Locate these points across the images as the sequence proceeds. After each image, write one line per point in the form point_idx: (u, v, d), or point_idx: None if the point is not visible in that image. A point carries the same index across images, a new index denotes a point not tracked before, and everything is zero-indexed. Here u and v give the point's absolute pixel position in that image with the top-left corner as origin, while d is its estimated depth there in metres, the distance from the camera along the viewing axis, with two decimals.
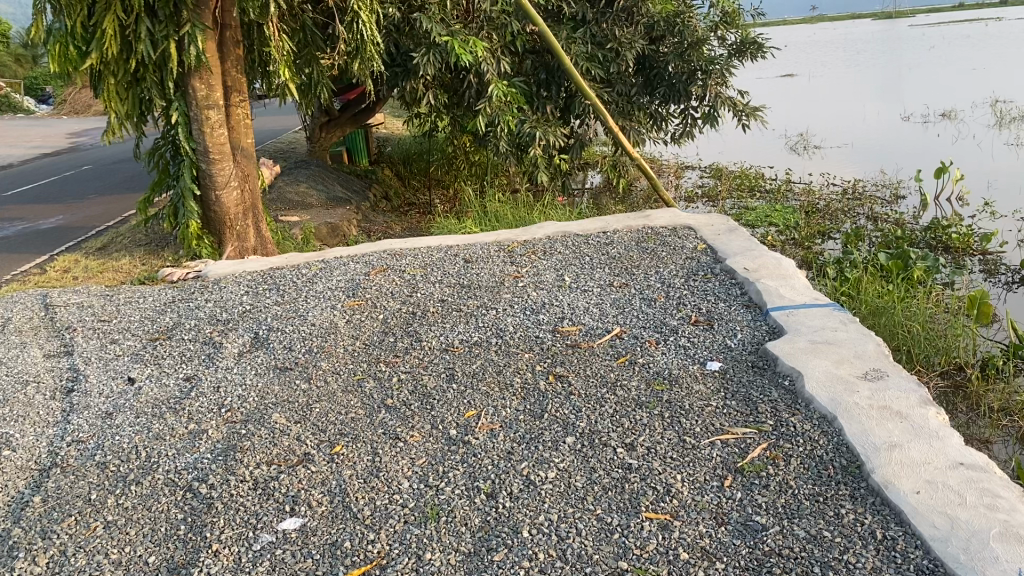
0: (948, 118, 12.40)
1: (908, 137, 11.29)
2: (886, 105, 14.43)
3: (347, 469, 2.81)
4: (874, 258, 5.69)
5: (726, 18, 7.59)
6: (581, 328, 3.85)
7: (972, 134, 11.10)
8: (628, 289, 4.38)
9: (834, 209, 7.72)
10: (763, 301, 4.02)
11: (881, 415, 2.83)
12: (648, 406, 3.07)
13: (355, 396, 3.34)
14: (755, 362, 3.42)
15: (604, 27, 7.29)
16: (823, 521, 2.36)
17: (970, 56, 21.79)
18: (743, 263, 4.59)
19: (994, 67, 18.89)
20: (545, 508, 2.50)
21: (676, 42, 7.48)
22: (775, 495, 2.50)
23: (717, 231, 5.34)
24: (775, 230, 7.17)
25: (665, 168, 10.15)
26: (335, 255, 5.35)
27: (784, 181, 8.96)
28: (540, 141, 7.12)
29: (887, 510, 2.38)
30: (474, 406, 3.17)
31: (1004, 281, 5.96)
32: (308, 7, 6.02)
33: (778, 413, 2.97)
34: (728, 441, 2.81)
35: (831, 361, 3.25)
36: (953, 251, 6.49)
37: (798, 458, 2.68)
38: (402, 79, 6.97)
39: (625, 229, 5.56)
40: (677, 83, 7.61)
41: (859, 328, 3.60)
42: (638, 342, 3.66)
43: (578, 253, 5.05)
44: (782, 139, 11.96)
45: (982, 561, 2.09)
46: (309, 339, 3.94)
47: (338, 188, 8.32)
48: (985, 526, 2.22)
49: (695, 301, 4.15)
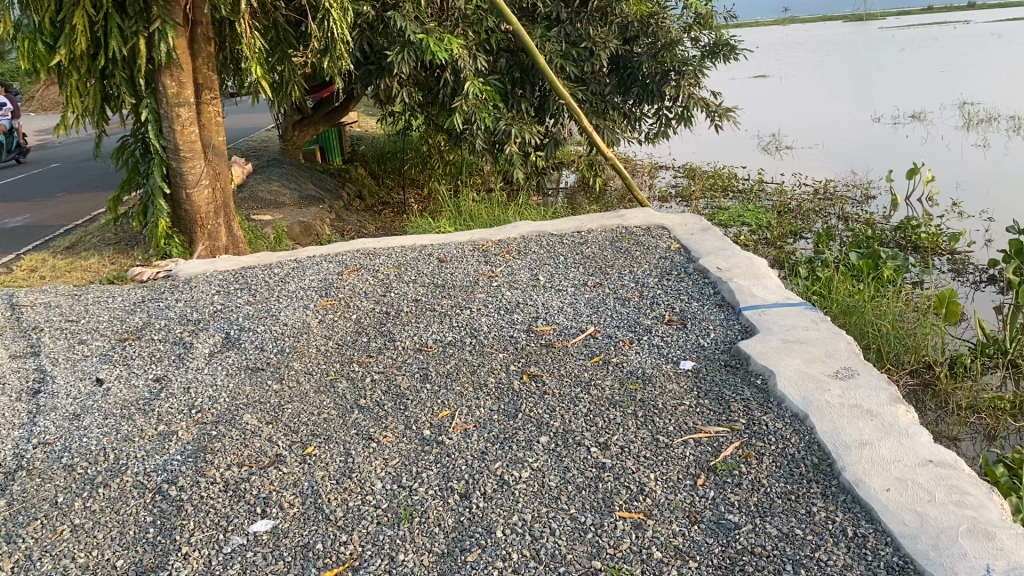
0: (917, 120, 12.55)
1: (879, 139, 11.41)
2: (856, 107, 14.60)
3: (319, 470, 2.79)
4: (844, 258, 5.75)
5: (699, 19, 7.65)
6: (555, 328, 3.85)
7: (940, 135, 11.26)
8: (601, 288, 4.39)
9: (805, 209, 7.79)
10: (735, 300, 4.05)
11: (852, 414, 2.86)
12: (622, 405, 3.08)
13: (327, 397, 3.31)
14: (728, 361, 3.43)
15: (578, 27, 7.30)
16: (795, 519, 2.38)
17: (938, 59, 22.10)
18: (716, 262, 4.62)
19: (962, 69, 19.21)
20: (519, 508, 2.50)
21: (649, 42, 7.52)
22: (747, 494, 2.51)
23: (689, 231, 5.37)
24: (747, 230, 7.23)
25: (638, 168, 10.19)
26: (308, 254, 5.31)
27: (757, 182, 9.03)
28: (515, 138, 7.11)
29: (858, 507, 2.41)
30: (448, 406, 3.16)
31: (971, 280, 6.05)
32: (280, 4, 5.97)
33: (750, 411, 2.99)
34: (701, 440, 2.82)
35: (803, 360, 3.28)
36: (922, 250, 6.58)
37: (770, 457, 2.69)
38: (375, 76, 6.94)
39: (599, 228, 5.58)
40: (651, 84, 7.64)
41: (829, 327, 3.63)
42: (611, 341, 3.67)
43: (552, 252, 5.06)
44: (754, 139, 12.05)
45: (950, 558, 2.12)
46: (281, 339, 3.91)
47: (311, 187, 8.26)
48: (954, 522, 2.24)
49: (668, 301, 4.16)
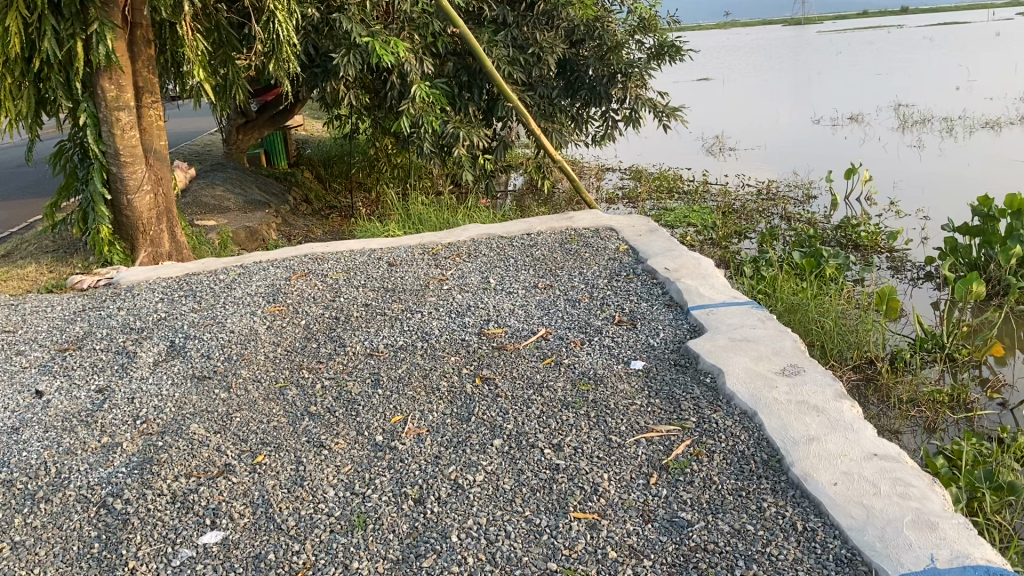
0: (855, 121, 12.87)
1: (819, 140, 11.68)
2: (797, 109, 14.92)
3: (269, 479, 2.75)
4: (788, 257, 5.86)
5: (643, 23, 7.72)
6: (506, 330, 3.86)
7: (877, 137, 11.56)
8: (552, 290, 4.40)
9: (749, 209, 7.93)
10: (683, 299, 4.10)
11: (799, 410, 2.91)
12: (575, 406, 3.09)
13: (276, 405, 3.26)
14: (677, 360, 3.48)
15: (525, 30, 7.30)
16: (746, 515, 2.41)
17: (874, 62, 22.70)
18: (664, 263, 4.67)
19: (897, 72, 19.77)
20: (474, 512, 2.49)
21: (595, 46, 7.59)
22: (699, 491, 2.54)
23: (637, 232, 5.42)
24: (693, 230, 7.33)
25: (586, 170, 10.26)
26: (254, 259, 5.23)
27: (702, 183, 9.15)
28: (464, 141, 7.11)
29: (807, 502, 2.45)
30: (400, 411, 3.14)
31: (909, 277, 6.21)
32: (223, 6, 5.87)
33: (700, 409, 3.03)
34: (653, 439, 2.85)
35: (750, 358, 3.33)
36: (862, 248, 6.75)
37: (720, 454, 2.73)
38: (321, 79, 6.87)
39: (548, 230, 5.60)
40: (598, 87, 7.71)
41: (775, 325, 3.70)
42: (563, 342, 3.69)
43: (502, 255, 5.07)
44: (698, 141, 12.22)
45: (896, 549, 2.17)
46: (228, 347, 3.84)
47: (256, 191, 8.14)
48: (898, 514, 2.30)
49: (618, 301, 4.20)
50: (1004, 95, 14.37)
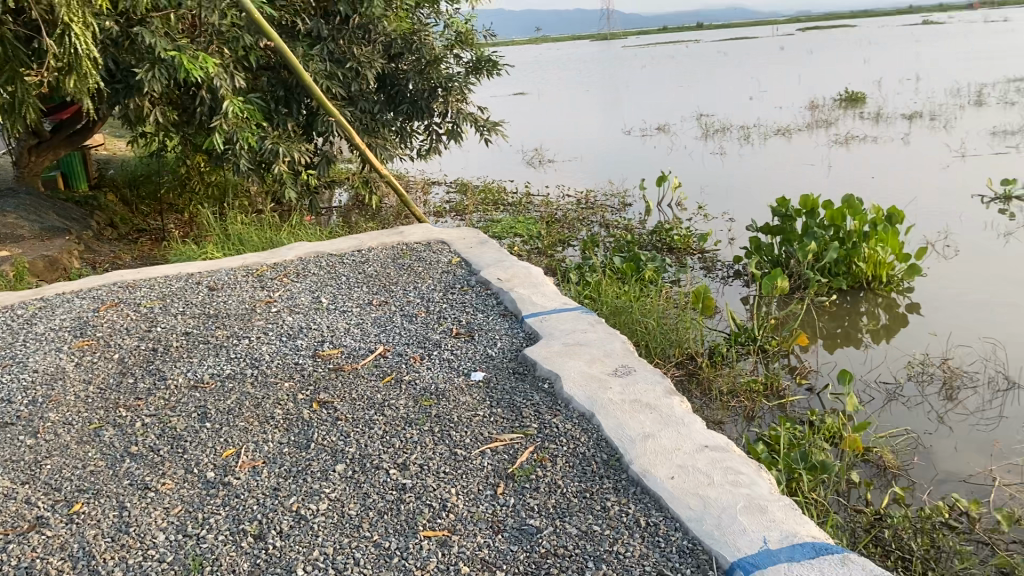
0: (663, 131, 13.60)
1: (631, 150, 12.24)
2: (609, 120, 15.58)
3: (89, 529, 2.52)
4: (611, 262, 6.09)
5: (460, 37, 7.82)
6: (341, 351, 3.75)
7: (684, 145, 12.27)
8: (386, 307, 4.34)
9: (571, 218, 8.18)
10: (517, 308, 4.16)
11: (633, 408, 3.02)
12: (417, 423, 3.05)
13: (92, 448, 3.00)
14: (516, 368, 3.51)
15: (342, 45, 7.16)
16: (592, 516, 2.47)
17: (676, 75, 24.11)
18: (496, 273, 4.72)
19: (697, 84, 21.11)
20: (320, 542, 2.40)
21: (414, 60, 7.61)
22: (545, 496, 2.57)
23: (467, 244, 5.45)
24: (520, 241, 7.47)
25: (410, 184, 10.22)
26: (56, 291, 4.81)
27: (525, 194, 9.35)
28: (284, 157, 6.89)
29: (648, 497, 2.54)
30: (232, 444, 2.98)
31: (721, 275, 6.61)
32: (6, 17, 5.39)
33: (540, 416, 3.07)
34: (498, 448, 2.86)
35: (584, 362, 3.42)
36: (677, 251, 7.12)
37: (563, 458, 2.78)
38: (124, 95, 6.44)
39: (377, 246, 5.52)
40: (419, 101, 7.71)
41: (606, 328, 3.83)
42: (401, 359, 3.64)
43: (331, 273, 4.94)
44: (519, 154, 12.49)
45: (732, 534, 2.28)
46: (32, 389, 3.50)
47: (54, 217, 7.51)
48: (731, 501, 2.43)
49: (453, 314, 4.19)
50: (790, 104, 15.66)
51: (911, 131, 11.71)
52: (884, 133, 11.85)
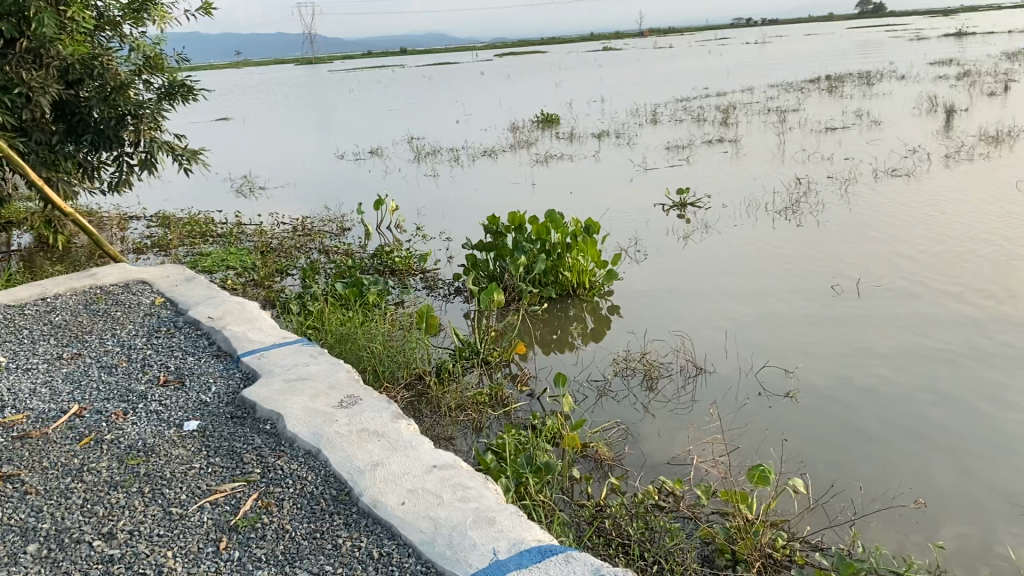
0: (375, 154, 13.68)
1: (344, 174, 12.16)
2: (320, 145, 15.38)
3: None
4: (331, 289, 5.99)
5: (148, 62, 7.32)
6: (27, 415, 3.33)
7: (396, 168, 12.42)
8: (81, 359, 3.92)
9: (287, 247, 7.95)
10: (232, 348, 3.95)
11: (360, 438, 2.99)
12: (124, 485, 2.78)
13: None
14: (234, 412, 3.32)
15: (6, 70, 6.41)
16: (323, 557, 2.39)
17: (385, 98, 24.40)
18: (207, 312, 4.45)
19: (406, 107, 21.50)
20: None
21: (96, 86, 7.00)
22: (273, 544, 2.45)
23: (173, 283, 5.09)
24: (234, 273, 7.12)
25: (105, 220, 9.37)
26: None
27: (236, 224, 8.93)
28: None
29: (379, 527, 2.51)
30: None
31: (442, 293, 6.75)
32: None
33: (263, 459, 2.93)
34: (218, 500, 2.68)
35: (307, 396, 3.33)
36: (397, 272, 7.16)
37: (290, 501, 2.67)
38: None
39: (67, 291, 4.99)
40: (107, 130, 7.02)
41: (328, 359, 3.76)
42: (101, 417, 3.30)
43: (11, 327, 4.38)
44: (227, 182, 11.93)
45: (464, 551, 2.32)
46: None
47: None
48: (461, 518, 2.48)
49: (161, 360, 3.89)
50: (494, 125, 16.45)
51: (601, 148, 12.78)
52: (579, 150, 12.81)
